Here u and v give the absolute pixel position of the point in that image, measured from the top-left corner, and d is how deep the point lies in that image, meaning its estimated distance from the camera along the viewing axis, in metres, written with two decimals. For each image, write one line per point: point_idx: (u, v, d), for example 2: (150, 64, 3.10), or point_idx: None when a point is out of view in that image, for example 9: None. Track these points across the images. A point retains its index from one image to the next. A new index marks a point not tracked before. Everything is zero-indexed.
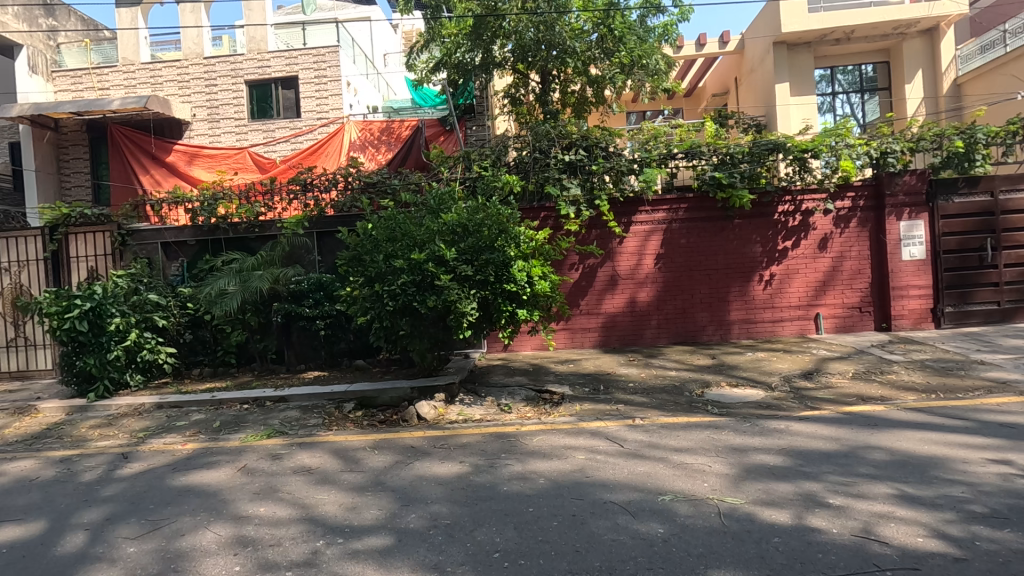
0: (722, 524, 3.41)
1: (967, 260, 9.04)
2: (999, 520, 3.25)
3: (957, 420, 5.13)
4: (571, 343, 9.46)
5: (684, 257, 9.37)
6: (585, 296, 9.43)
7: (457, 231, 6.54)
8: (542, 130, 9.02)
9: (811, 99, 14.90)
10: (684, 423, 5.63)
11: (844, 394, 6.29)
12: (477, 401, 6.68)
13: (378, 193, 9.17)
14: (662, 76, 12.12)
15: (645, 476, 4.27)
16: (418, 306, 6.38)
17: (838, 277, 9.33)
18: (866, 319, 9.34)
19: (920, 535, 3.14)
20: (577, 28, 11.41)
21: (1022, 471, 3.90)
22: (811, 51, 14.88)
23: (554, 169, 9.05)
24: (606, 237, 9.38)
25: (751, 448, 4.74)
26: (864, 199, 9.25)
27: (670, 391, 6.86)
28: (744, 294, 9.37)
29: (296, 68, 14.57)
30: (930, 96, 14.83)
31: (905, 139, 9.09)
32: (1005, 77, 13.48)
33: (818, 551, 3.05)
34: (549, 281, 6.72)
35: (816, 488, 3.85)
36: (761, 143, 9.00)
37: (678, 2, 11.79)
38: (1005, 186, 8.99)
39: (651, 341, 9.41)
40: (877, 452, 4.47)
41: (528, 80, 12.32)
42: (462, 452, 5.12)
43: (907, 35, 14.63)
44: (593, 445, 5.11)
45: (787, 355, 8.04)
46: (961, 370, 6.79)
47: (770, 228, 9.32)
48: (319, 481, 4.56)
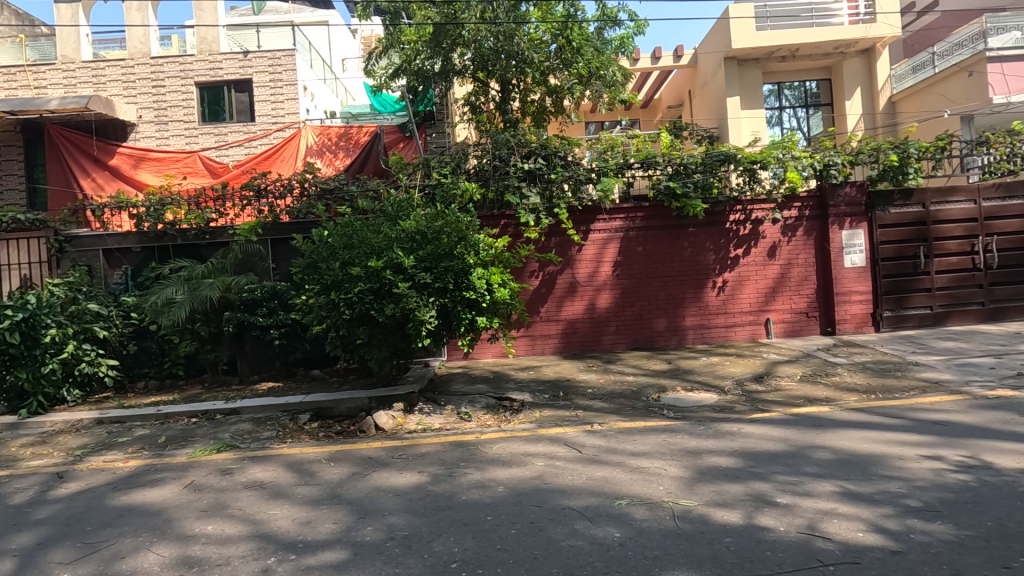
0: (676, 526, 3.49)
1: (903, 267, 9.57)
2: (932, 513, 3.44)
3: (894, 419, 5.41)
4: (532, 350, 9.51)
5: (641, 264, 9.58)
6: (545, 302, 9.50)
7: (415, 239, 6.51)
8: (501, 138, 9.07)
9: (760, 112, 15.52)
10: (641, 427, 5.73)
11: (793, 396, 6.55)
12: (436, 410, 6.61)
13: (335, 200, 8.98)
14: (619, 88, 12.36)
15: (603, 481, 4.32)
16: (375, 315, 6.28)
17: (787, 284, 9.72)
18: (813, 324, 9.76)
19: (860, 530, 3.29)
20: (536, 39, 11.64)
21: (953, 466, 4.14)
22: (760, 67, 15.51)
23: (514, 177, 9.11)
24: (565, 245, 9.51)
25: (705, 450, 4.87)
26: (809, 209, 9.70)
27: (628, 396, 6.98)
28: (699, 300, 9.64)
29: (250, 71, 14.19)
30: (868, 113, 15.69)
31: (846, 152, 9.58)
32: (935, 96, 14.36)
33: (767, 548, 3.16)
34: (509, 288, 6.73)
35: (765, 488, 3.98)
36: (713, 154, 9.32)
37: (633, 15, 12.12)
38: (936, 198, 9.56)
39: (610, 347, 9.56)
40: (822, 451, 4.66)
41: (488, 88, 12.40)
42: (422, 462, 5.06)
43: (847, 55, 15.47)
44: (553, 451, 5.14)
45: (740, 359, 8.32)
46: (899, 371, 7.18)
47: (722, 237, 9.64)
48: (272, 495, 4.42)
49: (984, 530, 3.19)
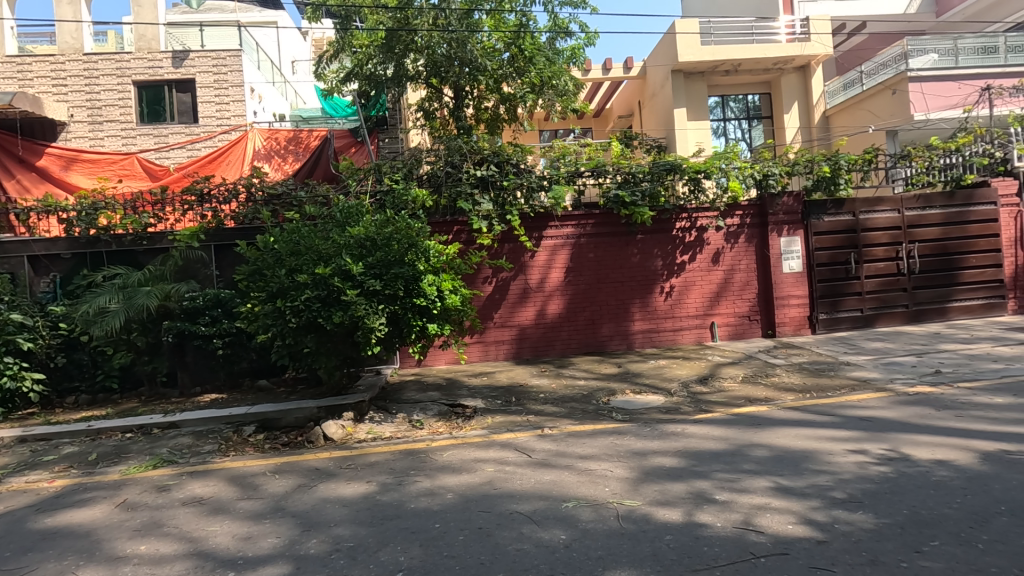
0: (620, 526, 3.58)
1: (836, 272, 10.13)
2: (856, 504, 3.66)
3: (826, 416, 5.72)
4: (485, 356, 9.54)
5: (592, 271, 9.79)
6: (498, 309, 9.57)
7: (365, 245, 6.43)
8: (454, 145, 9.09)
9: (705, 124, 16.15)
10: (590, 430, 5.84)
11: (734, 396, 6.82)
12: (388, 418, 6.54)
13: (283, 206, 8.76)
14: (571, 97, 12.55)
15: (551, 484, 4.39)
16: (323, 322, 6.17)
17: (731, 288, 10.13)
18: (755, 327, 10.19)
19: (790, 523, 3.47)
20: (489, 47, 11.73)
21: (875, 459, 4.42)
22: (705, 80, 16.14)
23: (466, 185, 9.17)
24: (518, 251, 9.62)
25: (651, 451, 5.02)
26: (750, 217, 10.14)
27: (579, 400, 7.10)
28: (647, 305, 9.91)
29: (192, 71, 13.68)
30: (804, 126, 16.56)
31: (783, 163, 10.07)
32: (864, 111, 15.28)
33: (704, 544, 3.29)
34: (460, 295, 6.74)
35: (705, 486, 4.14)
36: (659, 163, 9.63)
37: (584, 27, 12.40)
38: (864, 208, 10.17)
39: (562, 352, 9.69)
40: (759, 449, 4.88)
41: (441, 94, 12.39)
42: (371, 471, 4.99)
43: (785, 70, 16.31)
44: (503, 457, 5.17)
45: (686, 362, 8.60)
46: (832, 371, 7.60)
47: (669, 243, 9.95)
48: (212, 511, 4.26)
49: (900, 518, 3.42)
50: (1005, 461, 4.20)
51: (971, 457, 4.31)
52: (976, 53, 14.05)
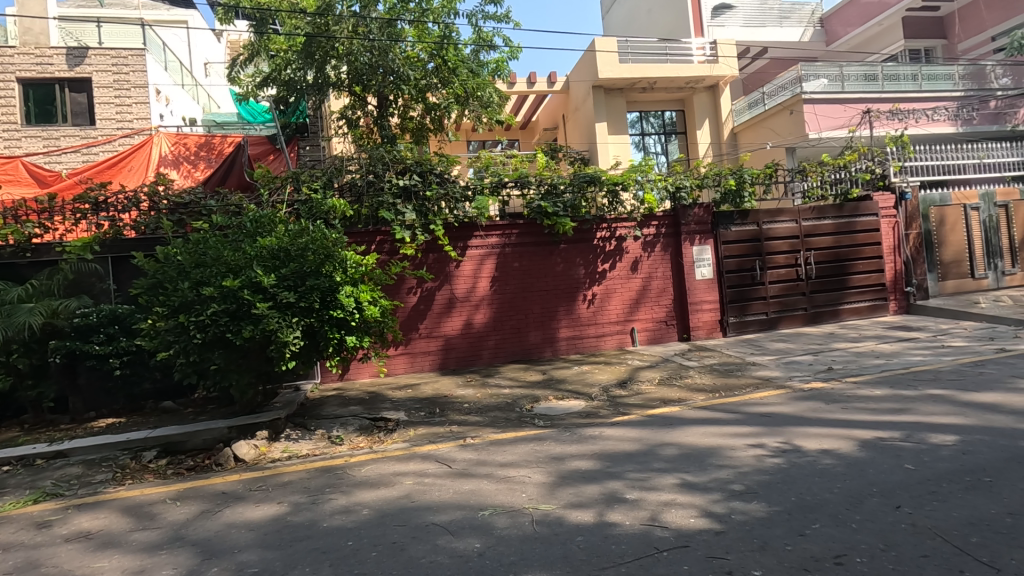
0: (534, 531, 3.64)
1: (744, 278, 10.83)
2: (751, 495, 3.92)
3: (731, 414, 6.10)
4: (411, 367, 9.40)
5: (518, 279, 9.93)
6: (423, 319, 9.48)
7: (278, 256, 6.20)
8: (376, 154, 8.96)
9: (625, 138, 16.93)
10: (511, 438, 5.90)
11: (650, 398, 7.13)
12: (305, 436, 6.30)
13: (190, 215, 8.29)
14: (495, 109, 12.61)
15: (469, 493, 4.39)
16: (232, 337, 5.89)
17: (649, 295, 10.58)
18: (671, 331, 10.68)
19: (692, 516, 3.67)
20: (412, 57, 11.66)
21: (771, 452, 4.77)
22: (624, 97, 16.91)
23: (388, 194, 9.05)
24: (442, 261, 9.60)
25: (569, 455, 5.14)
26: (665, 228, 10.67)
27: (503, 408, 7.16)
28: (571, 313, 10.15)
29: (88, 70, 12.68)
30: (715, 142, 17.66)
31: (694, 177, 10.68)
32: (765, 129, 16.51)
33: (612, 543, 3.40)
34: (380, 306, 6.62)
35: (618, 486, 4.30)
36: (580, 175, 9.96)
37: (508, 41, 12.62)
38: (767, 218, 10.96)
39: (489, 361, 9.72)
40: (669, 448, 5.11)
41: (365, 102, 12.23)
42: (283, 492, 4.78)
43: (696, 90, 17.36)
44: (423, 469, 5.12)
45: (608, 367, 8.89)
46: (739, 371, 8.11)
47: (591, 252, 10.28)
48: (100, 546, 3.93)
49: (788, 505, 3.70)
50: (880, 448, 4.63)
51: (852, 446, 4.73)
52: (860, 80, 15.50)
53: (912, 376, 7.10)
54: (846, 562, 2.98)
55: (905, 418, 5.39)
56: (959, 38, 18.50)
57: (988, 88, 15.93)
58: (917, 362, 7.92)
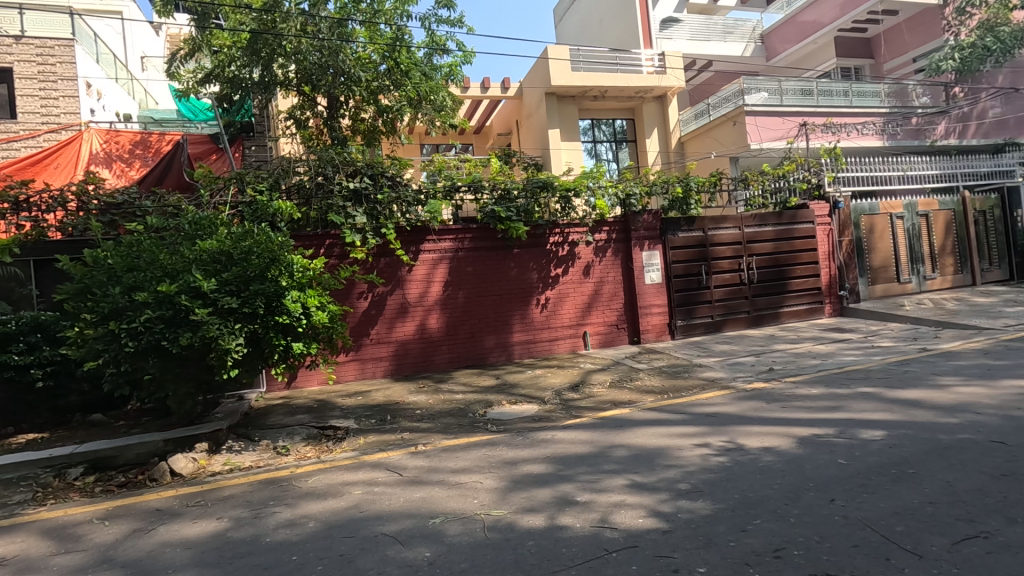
0: (485, 537, 3.62)
1: (690, 283, 11.18)
2: (697, 494, 4.03)
3: (678, 415, 6.26)
4: (361, 374, 9.19)
5: (472, 284, 9.89)
6: (374, 324, 9.30)
7: (219, 260, 5.94)
8: (325, 155, 8.76)
9: (577, 145, 17.23)
10: (464, 443, 5.86)
11: (601, 401, 7.23)
12: (249, 447, 6.06)
13: (123, 216, 7.86)
14: (448, 113, 12.54)
15: (420, 501, 4.32)
16: (168, 345, 5.60)
17: (600, 299, 10.76)
18: (622, 335, 10.89)
19: (641, 516, 3.74)
20: (364, 58, 11.46)
21: (716, 451, 4.92)
22: (576, 104, 17.21)
23: (338, 197, 8.85)
24: (394, 265, 9.46)
25: (521, 460, 5.15)
26: (616, 233, 10.90)
27: (456, 414, 7.09)
28: (524, 317, 10.19)
29: (9, 59, 11.80)
30: (663, 150, 18.19)
31: (643, 184, 10.97)
32: (710, 139, 17.14)
33: (563, 546, 3.42)
34: (328, 311, 6.43)
35: (569, 489, 4.33)
36: (533, 181, 10.06)
37: (461, 45, 12.61)
38: (712, 225, 11.35)
39: (443, 366, 9.63)
40: (619, 450, 5.20)
41: (314, 102, 11.96)
42: (224, 506, 4.56)
43: (645, 99, 17.85)
44: (373, 477, 5.00)
45: (560, 370, 8.97)
46: (686, 373, 8.35)
47: (544, 257, 10.36)
48: (15, 573, 3.63)
49: (732, 502, 3.83)
50: (816, 444, 4.87)
51: (791, 443, 4.95)
52: (797, 94, 16.30)
53: (845, 375, 7.51)
54: (784, 556, 3.10)
55: (839, 415, 5.68)
56: (884, 58, 19.80)
57: (910, 106, 17.10)
58: (850, 361, 8.38)
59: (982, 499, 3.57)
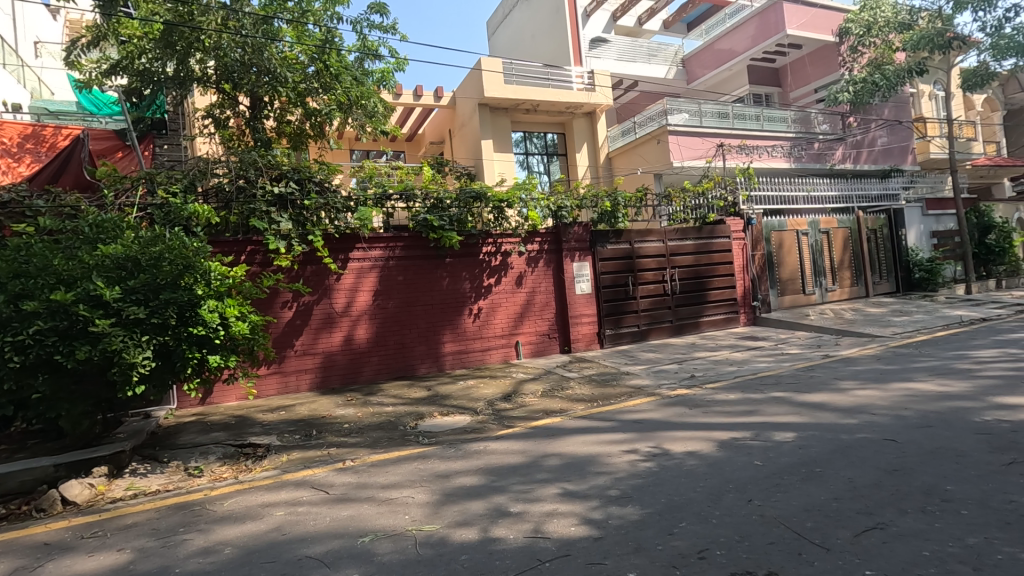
0: (417, 554, 3.52)
1: (618, 293, 11.55)
2: (627, 499, 4.13)
3: (608, 422, 6.42)
4: (284, 389, 8.72)
5: (403, 293, 9.71)
6: (299, 335, 8.88)
7: (125, 267, 5.48)
8: (248, 158, 8.36)
9: (509, 156, 17.42)
10: (394, 457, 5.70)
11: (533, 411, 7.28)
12: (156, 469, 5.59)
13: (10, 216, 7.08)
14: (380, 119, 12.26)
15: (348, 520, 4.15)
16: (62, 360, 5.07)
17: (532, 308, 10.88)
18: (553, 344, 11.05)
19: (573, 525, 3.78)
20: (291, 58, 11.02)
21: (643, 456, 5.08)
22: (508, 116, 17.42)
23: (262, 202, 8.42)
24: (321, 274, 9.11)
25: (453, 472, 5.07)
26: (548, 244, 11.08)
27: (386, 427, 6.89)
28: (456, 327, 10.12)
29: None
30: (592, 164, 18.75)
31: (574, 198, 11.27)
32: (635, 156, 17.86)
33: (497, 558, 3.39)
34: (249, 322, 6.08)
35: (502, 501, 4.31)
36: (466, 191, 10.04)
37: (394, 52, 12.42)
38: (638, 238, 11.81)
39: (372, 378, 9.35)
40: (551, 459, 5.24)
41: (235, 102, 11.38)
42: (126, 536, 4.16)
43: (576, 115, 18.37)
44: (296, 497, 4.75)
45: (492, 381, 8.95)
46: (615, 381, 8.58)
47: (476, 267, 10.36)
48: None
49: (659, 507, 3.95)
50: (734, 447, 5.14)
51: (712, 447, 5.20)
52: (715, 117, 17.35)
53: (759, 380, 8.01)
54: (708, 556, 3.23)
55: (755, 419, 6.04)
56: (790, 88, 21.50)
57: (812, 132, 18.62)
58: (763, 368, 8.96)
59: (879, 493, 3.90)
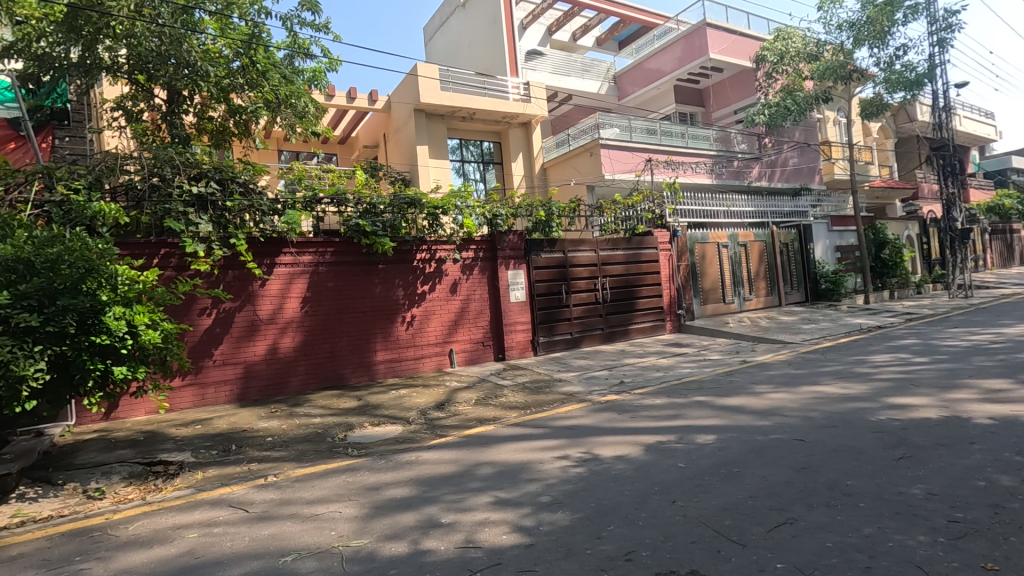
0: (343, 571, 3.39)
1: (552, 301, 11.74)
2: (558, 505, 4.18)
3: (540, 429, 6.49)
4: (200, 401, 8.17)
5: (333, 300, 9.39)
6: (218, 344, 8.37)
7: (16, 270, 5.00)
8: (163, 154, 7.86)
9: (445, 163, 17.34)
10: (320, 471, 5.48)
11: (467, 419, 7.24)
12: (50, 492, 5.07)
13: None
14: (311, 120, 11.83)
15: (270, 539, 3.94)
16: None
17: (466, 316, 10.84)
18: (488, 352, 11.05)
19: (505, 533, 3.79)
20: (213, 51, 10.43)
21: (574, 462, 5.18)
22: (444, 123, 17.36)
23: (178, 202, 7.91)
24: (244, 279, 8.65)
25: (383, 484, 4.94)
26: (482, 252, 11.10)
27: (312, 439, 6.62)
28: (389, 335, 9.90)
29: None
30: (527, 174, 18.94)
31: (509, 206, 11.38)
32: (569, 167, 18.26)
33: (427, 571, 3.33)
34: (161, 330, 5.67)
35: (433, 511, 4.24)
36: (401, 197, 9.87)
37: (326, 52, 12.05)
38: (571, 247, 12.07)
39: (298, 389, 8.95)
40: (484, 467, 5.23)
41: (150, 94, 10.64)
42: (10, 570, 3.74)
43: (511, 125, 18.56)
44: (213, 517, 4.46)
45: (426, 389, 8.82)
46: (547, 388, 8.70)
47: (410, 274, 10.21)
48: None
49: (589, 511, 4.04)
50: (659, 450, 5.34)
51: (640, 450, 5.37)
52: (644, 132, 18.09)
53: (683, 385, 8.39)
54: (635, 558, 3.32)
55: (679, 422, 6.31)
56: (713, 108, 22.81)
57: (732, 151, 19.82)
58: (687, 373, 9.38)
59: (789, 490, 4.17)
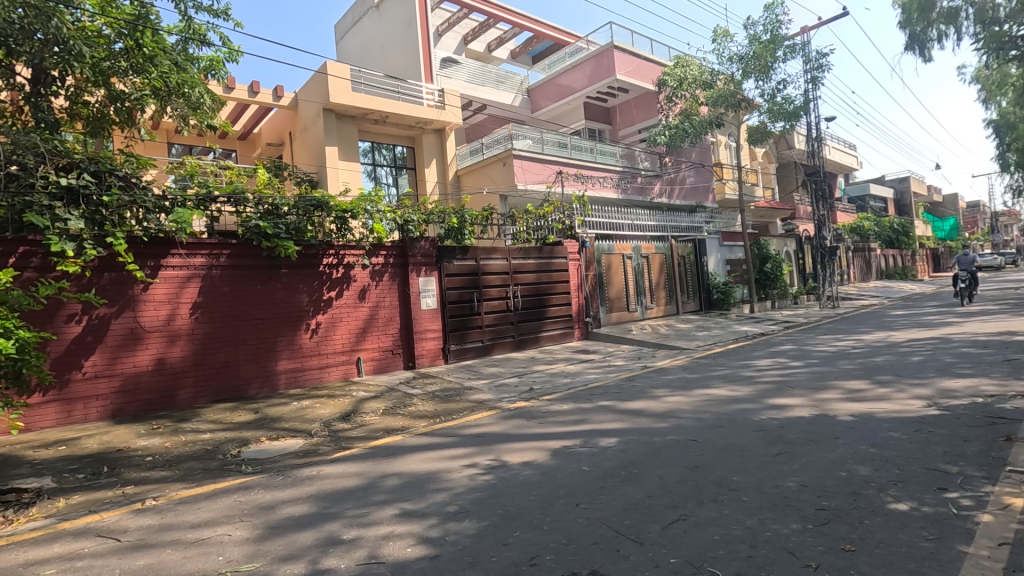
0: None
1: (463, 308, 11.71)
2: (464, 514, 4.15)
3: (449, 437, 6.42)
4: (66, 419, 7.24)
5: (228, 307, 8.75)
6: (90, 355, 7.48)
7: None
8: (24, 140, 6.97)
9: (355, 166, 16.83)
10: (208, 491, 5.05)
11: (373, 430, 7.01)
12: None
13: None
14: (207, 112, 11.00)
15: (145, 569, 3.56)
16: None
17: (375, 324, 10.54)
18: (397, 360, 10.79)
19: (410, 546, 3.69)
20: (88, 29, 9.39)
21: (482, 470, 5.18)
22: (355, 125, 16.88)
23: (42, 195, 7.00)
24: (123, 282, 7.83)
25: (280, 502, 4.65)
26: (393, 258, 10.87)
27: (201, 457, 6.10)
28: (291, 343, 9.38)
29: None
30: (440, 181, 18.90)
31: (421, 213, 11.22)
32: (483, 176, 18.39)
33: None
34: (16, 339, 4.95)
35: (334, 528, 4.05)
36: (306, 199, 9.41)
37: (225, 40, 11.25)
38: (484, 255, 12.13)
39: (187, 403, 8.20)
40: (390, 479, 5.08)
41: (11, 72, 9.38)
42: None
43: (425, 130, 18.41)
44: (76, 549, 3.96)
45: (330, 400, 8.44)
46: (457, 396, 8.64)
47: (315, 279, 9.75)
48: None
49: (495, 519, 4.04)
50: (565, 454, 5.48)
51: (547, 456, 5.48)
52: (555, 146, 18.66)
53: (589, 391, 8.69)
54: (539, 562, 3.37)
55: (584, 427, 6.51)
56: (619, 126, 24.02)
57: (636, 167, 20.95)
58: (592, 379, 9.72)
59: (683, 488, 4.43)
